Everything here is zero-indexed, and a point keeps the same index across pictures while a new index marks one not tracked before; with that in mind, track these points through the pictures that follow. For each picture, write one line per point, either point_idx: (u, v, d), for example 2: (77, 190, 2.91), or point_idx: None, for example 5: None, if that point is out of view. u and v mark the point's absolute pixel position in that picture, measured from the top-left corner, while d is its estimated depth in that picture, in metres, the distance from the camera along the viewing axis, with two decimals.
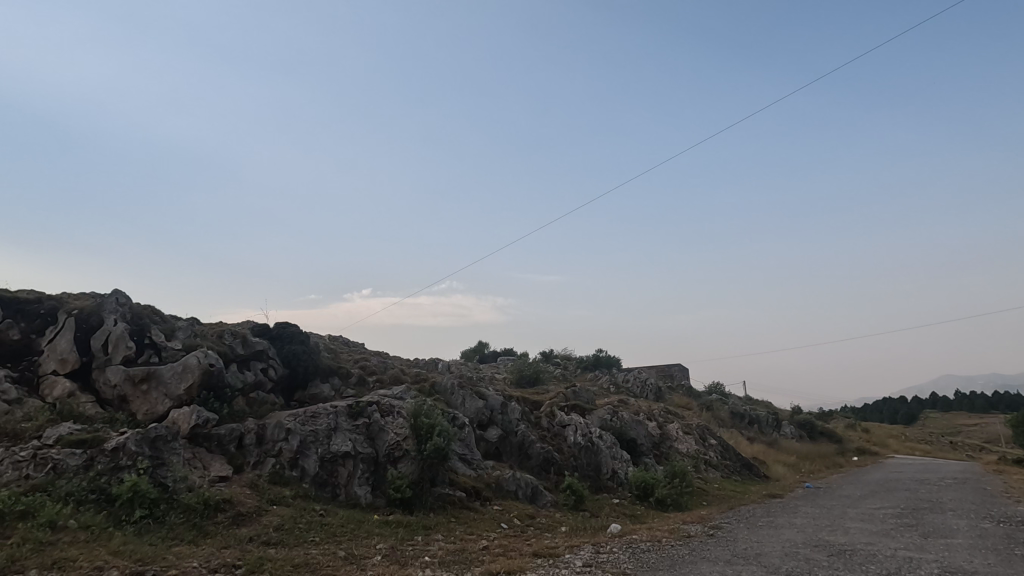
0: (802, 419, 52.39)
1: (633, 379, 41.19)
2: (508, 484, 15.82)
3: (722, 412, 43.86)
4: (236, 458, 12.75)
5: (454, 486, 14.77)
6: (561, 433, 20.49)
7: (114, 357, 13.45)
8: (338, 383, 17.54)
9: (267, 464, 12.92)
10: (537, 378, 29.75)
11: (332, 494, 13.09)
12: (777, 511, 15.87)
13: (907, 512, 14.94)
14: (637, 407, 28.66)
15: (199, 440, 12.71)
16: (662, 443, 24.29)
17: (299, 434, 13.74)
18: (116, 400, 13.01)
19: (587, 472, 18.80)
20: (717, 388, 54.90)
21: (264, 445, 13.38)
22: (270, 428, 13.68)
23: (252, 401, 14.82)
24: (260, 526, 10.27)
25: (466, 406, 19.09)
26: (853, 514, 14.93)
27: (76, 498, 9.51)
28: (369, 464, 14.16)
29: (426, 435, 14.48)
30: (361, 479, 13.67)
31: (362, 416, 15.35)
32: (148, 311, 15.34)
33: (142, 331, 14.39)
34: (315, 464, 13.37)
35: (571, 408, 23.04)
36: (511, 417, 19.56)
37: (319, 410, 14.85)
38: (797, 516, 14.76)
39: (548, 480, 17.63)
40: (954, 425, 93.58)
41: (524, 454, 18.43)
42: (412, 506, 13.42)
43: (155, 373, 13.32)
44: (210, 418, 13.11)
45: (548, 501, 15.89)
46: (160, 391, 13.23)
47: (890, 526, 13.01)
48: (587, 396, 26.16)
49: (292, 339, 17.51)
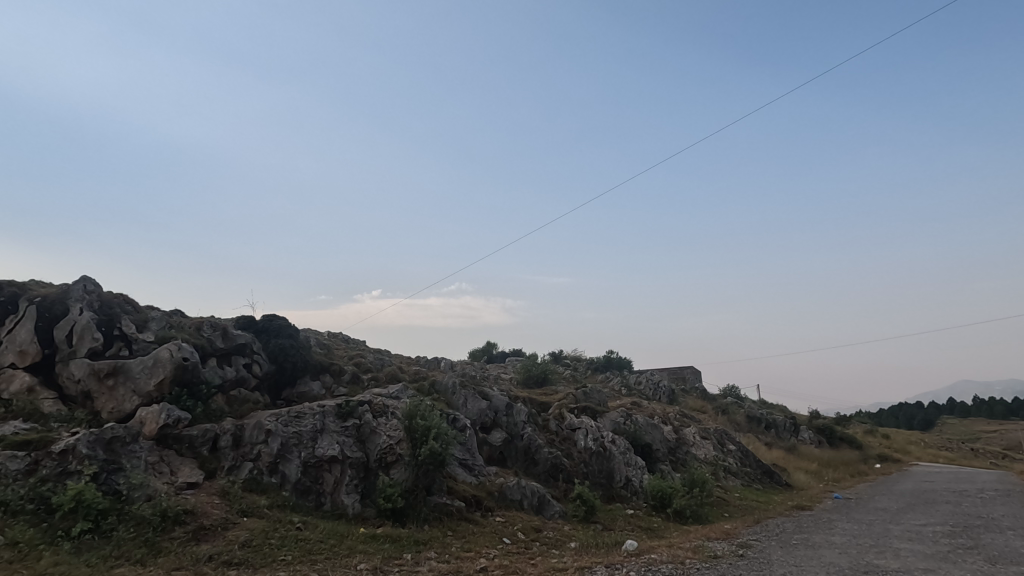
0: (820, 423, 50.30)
1: (644, 380, 39.56)
2: (512, 492, 14.42)
3: (737, 417, 42.06)
4: (208, 463, 11.48)
5: (453, 494, 13.40)
6: (570, 437, 19.10)
7: (79, 350, 12.22)
8: (330, 381, 16.24)
9: (243, 469, 11.64)
10: (545, 378, 28.35)
11: (316, 503, 11.82)
12: (810, 526, 14.34)
13: (958, 530, 13.32)
14: (650, 409, 27.12)
15: (168, 442, 11.45)
16: (678, 449, 22.73)
17: (280, 436, 12.44)
18: (80, 396, 11.85)
19: (598, 480, 17.37)
20: (731, 390, 53.21)
21: (241, 448, 12.09)
22: (249, 429, 12.40)
23: (232, 399, 13.57)
24: (223, 542, 8.93)
25: (468, 407, 17.76)
26: (896, 532, 13.36)
27: (9, 509, 8.25)
28: (359, 469, 12.83)
29: (421, 439, 13.09)
30: (349, 486, 12.35)
31: (352, 417, 14.03)
32: (122, 299, 14.04)
33: (111, 321, 13.09)
34: (297, 470, 12.07)
35: (581, 410, 21.57)
36: (517, 419, 18.14)
37: (304, 409, 13.55)
38: (834, 534, 13.22)
39: (556, 488, 16.21)
40: (975, 431, 91.06)
41: (530, 459, 17.03)
42: (405, 518, 12.05)
43: (122, 367, 12.09)
44: (182, 418, 11.85)
45: (556, 512, 14.47)
46: (128, 387, 12.00)
47: (945, 549, 11.43)
48: (599, 398, 24.73)
49: (280, 332, 16.19)
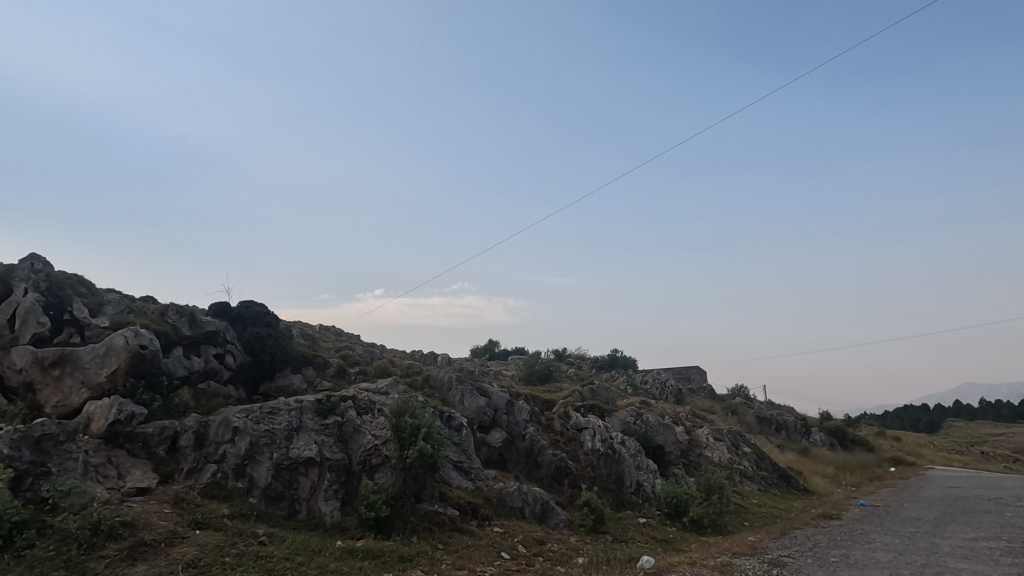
0: (831, 425, 48.63)
1: (652, 379, 38.02)
2: (512, 499, 12.92)
3: (748, 418, 40.51)
4: (165, 465, 10.03)
5: (446, 502, 11.91)
6: (576, 438, 17.62)
7: (22, 336, 10.80)
8: (312, 374, 14.81)
9: (205, 472, 10.19)
10: (549, 375, 26.94)
11: (289, 511, 10.37)
12: (845, 540, 12.84)
13: (1017, 546, 11.74)
14: (659, 409, 25.62)
15: (119, 441, 10.03)
16: (690, 450, 21.22)
17: (249, 435, 10.98)
18: (21, 389, 10.46)
19: (606, 485, 15.90)
20: (740, 389, 51.70)
21: (205, 448, 10.64)
22: (214, 427, 10.94)
23: (200, 393, 12.13)
24: (165, 562, 7.46)
25: (465, 404, 16.30)
26: (946, 548, 11.77)
27: None
28: (339, 473, 11.37)
29: (410, 439, 11.60)
30: (327, 492, 10.91)
31: (333, 414, 12.58)
32: (77, 281, 12.61)
33: (60, 305, 11.65)
34: (268, 474, 10.61)
35: (588, 409, 20.07)
36: (518, 418, 16.64)
37: (279, 405, 12.11)
38: (877, 550, 11.69)
39: (561, 494, 14.72)
40: (984, 433, 89.32)
41: (533, 462, 15.56)
42: (390, 529, 10.56)
43: (70, 356, 10.65)
44: (137, 413, 10.41)
45: (560, 521, 12.99)
46: (76, 378, 10.58)
47: (1013, 571, 9.85)
48: (606, 396, 23.26)
49: (256, 320, 14.72)
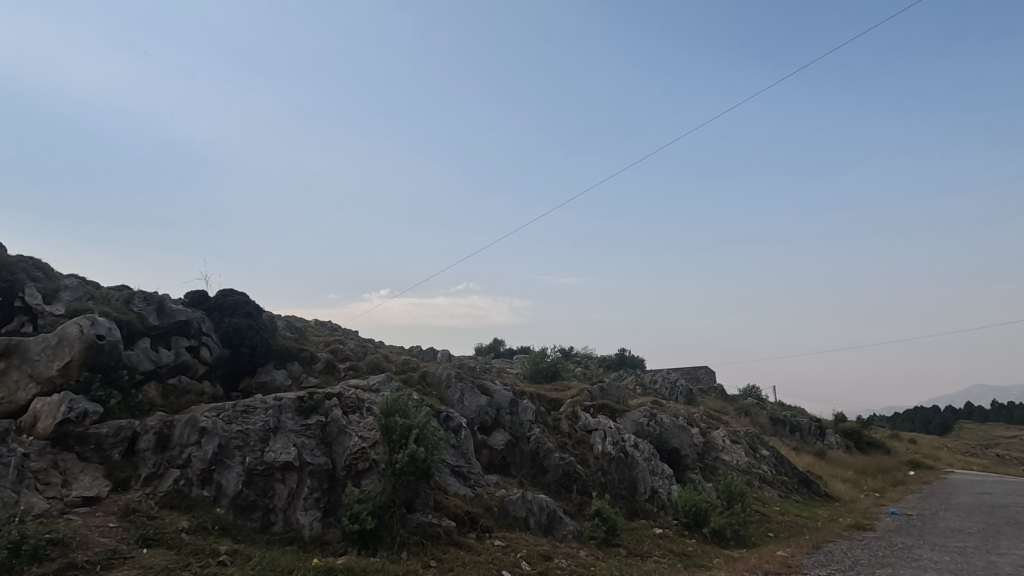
0: (845, 426, 47.08)
1: (661, 378, 36.64)
2: (516, 508, 11.63)
3: (761, 419, 39.06)
4: (120, 470, 8.80)
5: (441, 511, 10.63)
6: (585, 440, 16.33)
7: None
8: (298, 370, 13.60)
9: (166, 478, 8.96)
10: (555, 373, 25.68)
11: (262, 523, 9.15)
12: (888, 556, 11.44)
13: None
14: (672, 409, 24.27)
15: (69, 443, 8.83)
16: (706, 454, 19.84)
17: (218, 437, 9.76)
18: None
19: (618, 492, 14.61)
20: (750, 390, 50.32)
21: (168, 451, 9.42)
22: (179, 427, 9.72)
23: (168, 389, 10.93)
24: None
25: (465, 403, 15.02)
26: (1006, 568, 10.34)
27: None
28: (321, 480, 10.11)
29: (400, 442, 10.31)
30: (307, 501, 9.65)
31: (316, 414, 11.37)
32: (31, 265, 11.57)
33: (10, 290, 10.52)
34: (238, 480, 9.36)
35: (597, 409, 18.76)
36: (523, 418, 15.35)
37: (254, 403, 10.88)
38: (927, 569, 10.29)
39: (569, 502, 13.43)
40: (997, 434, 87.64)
41: (538, 466, 14.27)
42: (376, 543, 9.29)
43: (17, 347, 9.48)
44: (90, 411, 9.22)
45: (569, 533, 11.68)
46: (23, 371, 9.39)
47: None
48: (615, 395, 21.93)
49: (235, 310, 13.55)
